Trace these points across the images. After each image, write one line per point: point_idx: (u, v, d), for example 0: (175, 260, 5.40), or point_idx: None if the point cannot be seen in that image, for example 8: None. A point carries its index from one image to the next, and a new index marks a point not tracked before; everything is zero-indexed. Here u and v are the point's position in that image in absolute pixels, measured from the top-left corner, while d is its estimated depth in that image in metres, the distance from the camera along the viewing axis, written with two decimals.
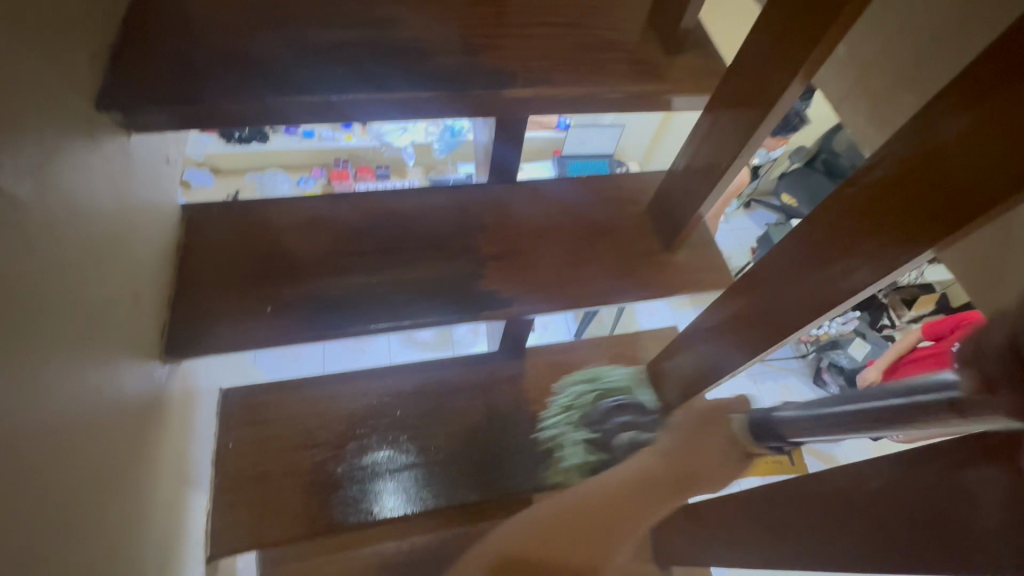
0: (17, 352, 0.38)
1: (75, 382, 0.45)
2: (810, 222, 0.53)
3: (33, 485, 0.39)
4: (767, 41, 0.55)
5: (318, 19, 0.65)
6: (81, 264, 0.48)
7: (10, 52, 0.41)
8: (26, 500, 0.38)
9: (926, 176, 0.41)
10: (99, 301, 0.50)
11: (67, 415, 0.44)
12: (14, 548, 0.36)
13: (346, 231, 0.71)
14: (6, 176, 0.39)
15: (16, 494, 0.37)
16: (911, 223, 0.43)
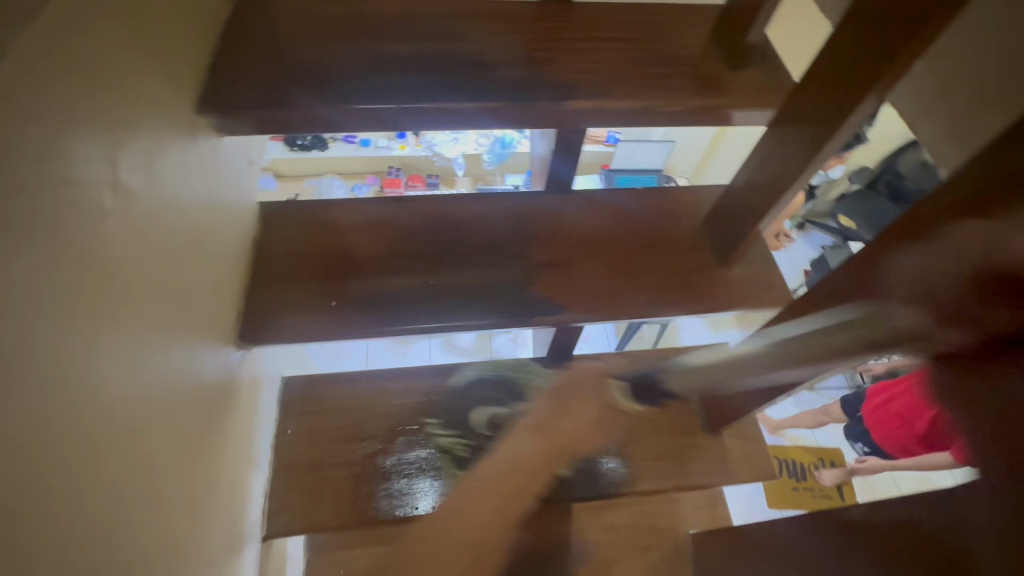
0: (115, 327, 0.42)
1: (162, 359, 0.50)
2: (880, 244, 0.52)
3: (119, 449, 0.42)
4: (842, 56, 0.54)
5: (392, 33, 0.69)
6: (175, 251, 0.52)
7: (130, 61, 0.47)
8: (111, 462, 0.41)
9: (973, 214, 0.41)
10: (188, 286, 0.55)
11: (153, 388, 0.48)
12: (95, 506, 0.39)
13: (407, 233, 0.74)
14: (119, 168, 0.44)
15: (107, 452, 0.41)
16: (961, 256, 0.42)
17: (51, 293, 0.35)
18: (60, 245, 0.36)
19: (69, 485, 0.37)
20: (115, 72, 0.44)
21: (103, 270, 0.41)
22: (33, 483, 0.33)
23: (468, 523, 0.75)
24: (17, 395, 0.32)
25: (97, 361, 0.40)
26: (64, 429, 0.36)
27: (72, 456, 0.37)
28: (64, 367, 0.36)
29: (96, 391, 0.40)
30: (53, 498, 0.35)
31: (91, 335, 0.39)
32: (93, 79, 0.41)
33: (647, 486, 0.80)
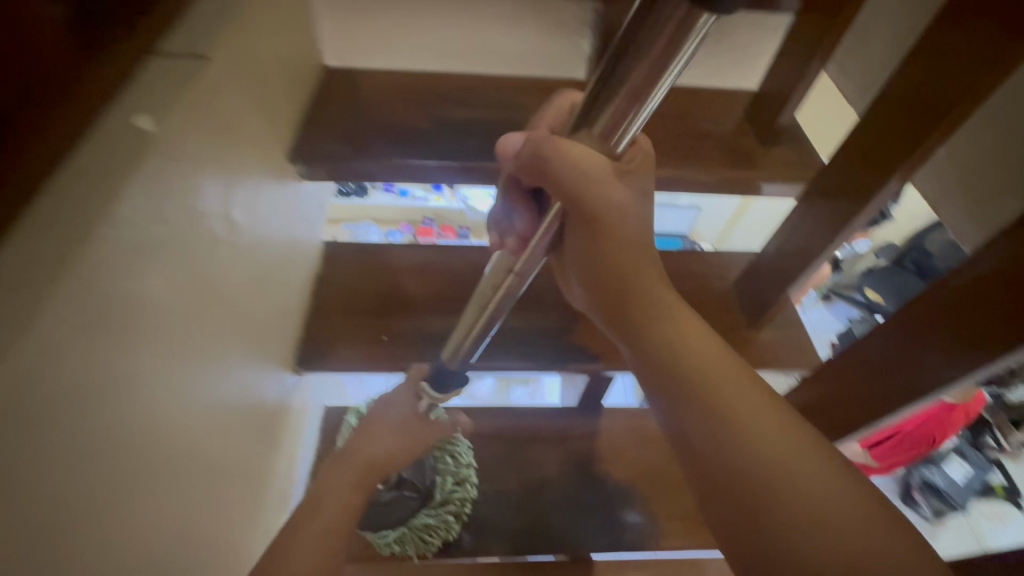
0: (207, 342, 0.48)
1: (237, 376, 0.55)
2: (902, 321, 0.54)
3: (190, 458, 0.47)
4: (865, 144, 0.60)
5: (457, 101, 0.77)
6: (260, 280, 0.59)
7: (249, 118, 0.55)
8: (182, 469, 0.46)
9: (987, 300, 0.46)
10: (265, 311, 0.61)
11: (226, 402, 0.53)
12: (163, 508, 0.43)
13: (454, 276, 0.80)
14: (231, 206, 0.51)
15: (184, 451, 0.46)
16: (992, 331, 0.46)
17: (167, 309, 0.42)
18: (182, 266, 0.43)
19: (149, 475, 0.41)
20: (239, 127, 0.52)
21: (207, 292, 0.48)
22: (114, 478, 0.37)
23: (323, 525, 0.52)
24: (123, 389, 0.38)
25: (189, 368, 0.45)
26: (153, 423, 0.41)
27: (154, 457, 0.42)
28: (164, 370, 0.42)
29: (182, 401, 0.45)
30: (134, 485, 0.40)
31: (187, 349, 0.45)
32: (226, 135, 0.50)
33: (673, 542, 0.79)
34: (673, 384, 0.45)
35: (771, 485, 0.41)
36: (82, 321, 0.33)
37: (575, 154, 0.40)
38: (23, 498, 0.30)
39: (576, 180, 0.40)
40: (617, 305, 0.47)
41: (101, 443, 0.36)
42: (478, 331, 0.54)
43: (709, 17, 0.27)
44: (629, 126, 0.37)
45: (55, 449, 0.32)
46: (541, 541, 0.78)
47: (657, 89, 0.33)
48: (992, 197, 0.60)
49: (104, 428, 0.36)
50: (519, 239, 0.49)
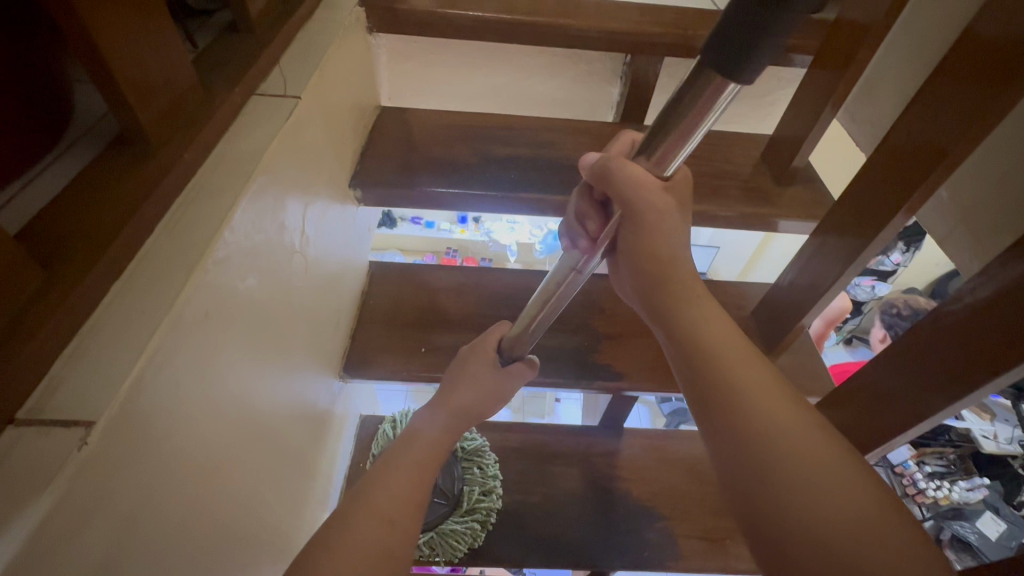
0: (275, 340, 0.54)
1: (294, 375, 0.60)
2: (909, 347, 0.58)
3: (255, 445, 0.51)
4: (871, 184, 0.65)
5: (497, 138, 0.86)
6: (318, 288, 0.65)
7: (324, 148, 0.63)
8: (249, 455, 0.50)
9: (984, 325, 0.50)
10: (320, 316, 0.67)
11: (284, 398, 0.58)
12: (233, 490, 0.48)
13: (488, 296, 0.86)
14: (304, 221, 0.58)
15: (255, 432, 0.51)
16: (987, 352, 0.50)
17: (253, 307, 0.48)
18: (269, 266, 0.50)
19: (232, 448, 0.46)
20: (316, 155, 0.61)
21: (281, 294, 0.54)
22: (208, 453, 0.42)
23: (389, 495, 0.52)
24: (222, 367, 0.43)
25: (265, 354, 0.51)
26: (233, 402, 0.46)
27: (233, 439, 0.46)
28: (248, 355, 0.48)
29: (253, 391, 0.50)
30: (219, 464, 0.44)
31: (262, 343, 0.50)
32: (307, 161, 0.58)
33: (692, 563, 0.81)
34: (698, 365, 0.47)
35: (784, 468, 0.42)
36: (206, 304, 0.40)
37: (633, 172, 0.45)
38: (157, 450, 0.36)
39: (634, 193, 0.45)
40: (649, 292, 0.51)
41: (207, 412, 0.41)
42: (535, 323, 0.61)
43: (735, 85, 0.32)
44: (678, 156, 0.42)
45: (179, 412, 0.38)
46: (563, 554, 0.80)
47: (698, 133, 0.39)
48: (990, 235, 0.65)
49: (209, 400, 0.42)
50: (591, 242, 0.54)
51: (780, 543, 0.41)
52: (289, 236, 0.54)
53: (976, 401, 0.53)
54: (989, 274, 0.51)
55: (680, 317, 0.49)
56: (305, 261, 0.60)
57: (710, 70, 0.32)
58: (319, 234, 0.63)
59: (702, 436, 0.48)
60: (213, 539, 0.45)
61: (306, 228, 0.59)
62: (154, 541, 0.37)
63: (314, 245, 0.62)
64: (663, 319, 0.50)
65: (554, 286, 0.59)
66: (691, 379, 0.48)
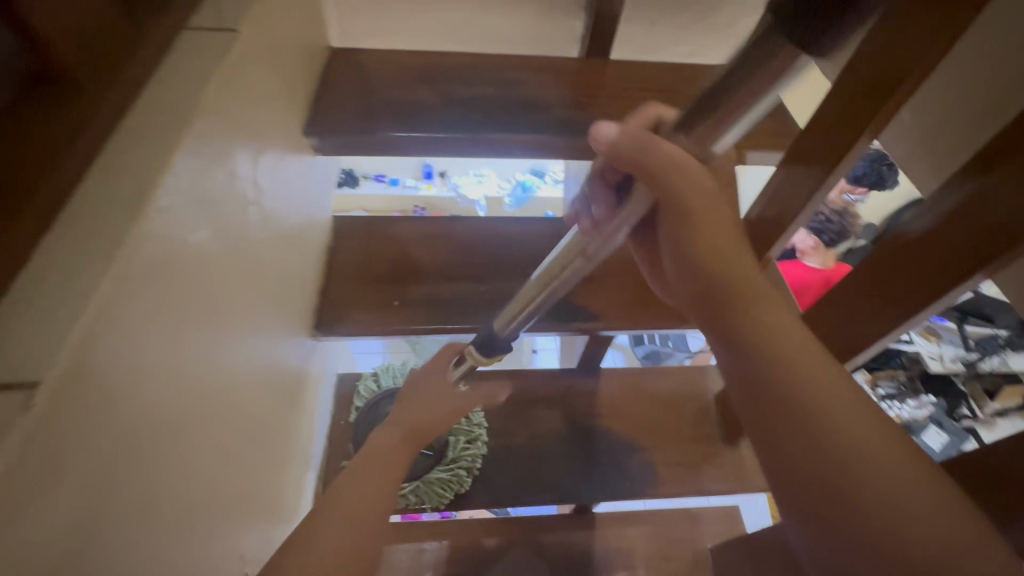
0: (229, 324, 0.50)
1: (253, 356, 0.56)
2: (870, 269, 0.60)
3: (215, 434, 0.48)
4: (834, 110, 0.65)
5: (460, 78, 0.81)
6: (274, 259, 0.60)
7: (272, 90, 0.58)
8: (207, 446, 0.46)
9: (938, 240, 0.52)
10: (281, 288, 0.63)
11: (244, 382, 0.54)
12: (197, 473, 0.45)
13: (459, 246, 0.84)
14: (256, 171, 0.54)
15: (222, 413, 0.49)
16: (942, 264, 0.52)
17: (201, 276, 0.44)
18: (219, 224, 0.46)
19: (198, 423, 0.44)
20: (264, 96, 0.56)
21: (232, 267, 0.49)
22: (167, 424, 0.40)
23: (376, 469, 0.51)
24: (178, 338, 0.40)
25: (224, 326, 0.48)
26: (189, 378, 0.42)
27: (187, 431, 0.43)
28: (206, 326, 0.45)
29: (206, 385, 0.45)
30: (178, 445, 0.41)
31: (211, 332, 0.46)
32: (255, 104, 0.54)
33: (669, 489, 0.86)
34: (752, 353, 0.40)
35: (862, 455, 0.35)
36: (153, 260, 0.37)
37: (670, 152, 0.43)
38: (118, 413, 0.34)
39: (674, 173, 0.43)
40: (705, 282, 0.45)
41: (167, 383, 0.39)
42: (532, 306, 0.60)
43: (806, 57, 0.30)
44: (726, 135, 0.39)
45: (136, 379, 0.36)
46: (546, 490, 0.83)
47: (752, 113, 0.36)
48: (951, 154, 0.66)
49: (169, 370, 0.39)
50: (595, 223, 0.52)
51: (853, 539, 0.35)
52: (239, 188, 0.50)
53: (932, 313, 0.56)
54: (950, 185, 0.51)
55: (733, 303, 0.43)
56: (261, 217, 0.56)
57: (790, 42, 0.29)
58: (272, 189, 0.59)
59: (754, 435, 0.40)
60: (180, 526, 0.42)
61: (258, 181, 0.55)
62: (127, 502, 0.36)
63: (270, 198, 0.58)
64: (716, 306, 0.44)
65: (554, 270, 0.57)
66: (748, 372, 0.40)
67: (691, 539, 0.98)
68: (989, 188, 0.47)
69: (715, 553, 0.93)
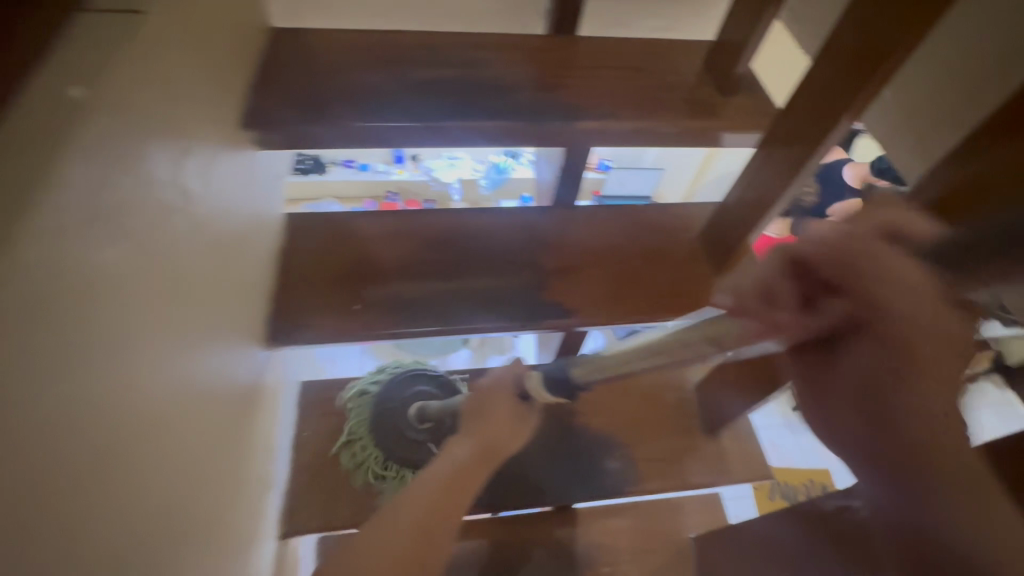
0: (159, 343, 0.45)
1: (193, 372, 0.51)
2: None
3: (150, 467, 0.43)
4: (813, 90, 0.62)
5: (415, 59, 0.75)
6: (211, 266, 0.55)
7: (196, 80, 0.52)
8: (141, 481, 0.42)
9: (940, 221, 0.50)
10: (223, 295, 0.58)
11: (183, 404, 0.49)
12: (130, 511, 0.41)
13: (422, 242, 0.79)
14: (182, 172, 0.48)
15: (154, 449, 0.44)
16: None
17: (114, 291, 0.38)
18: (134, 238, 0.41)
19: (122, 466, 0.39)
20: (187, 90, 0.50)
21: (156, 279, 0.44)
22: (83, 468, 0.35)
23: (424, 512, 0.59)
24: (89, 375, 0.35)
25: (151, 353, 0.43)
26: (110, 414, 0.38)
27: (110, 470, 0.38)
28: (126, 357, 0.40)
29: (133, 416, 0.40)
30: (101, 487, 0.37)
31: (136, 358, 0.41)
32: (174, 97, 0.47)
33: (651, 485, 0.84)
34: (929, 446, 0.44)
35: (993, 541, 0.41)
36: (39, 292, 0.31)
37: (895, 266, 0.39)
38: (13, 475, 0.29)
39: (901, 298, 0.40)
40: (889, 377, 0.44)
41: (75, 429, 0.34)
42: (609, 377, 0.57)
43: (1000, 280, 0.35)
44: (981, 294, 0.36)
45: (39, 428, 0.31)
46: (522, 493, 0.81)
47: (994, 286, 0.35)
48: (935, 133, 0.63)
49: (77, 415, 0.34)
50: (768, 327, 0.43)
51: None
52: (160, 193, 0.44)
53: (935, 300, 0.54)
54: None
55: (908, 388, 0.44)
56: (194, 222, 0.50)
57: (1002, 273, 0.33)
58: (207, 190, 0.53)
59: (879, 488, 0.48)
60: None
61: (186, 184, 0.49)
62: (37, 573, 0.31)
63: (205, 200, 0.52)
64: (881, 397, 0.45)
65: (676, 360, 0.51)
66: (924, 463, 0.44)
67: (673, 529, 0.97)
68: None
69: (698, 543, 0.93)
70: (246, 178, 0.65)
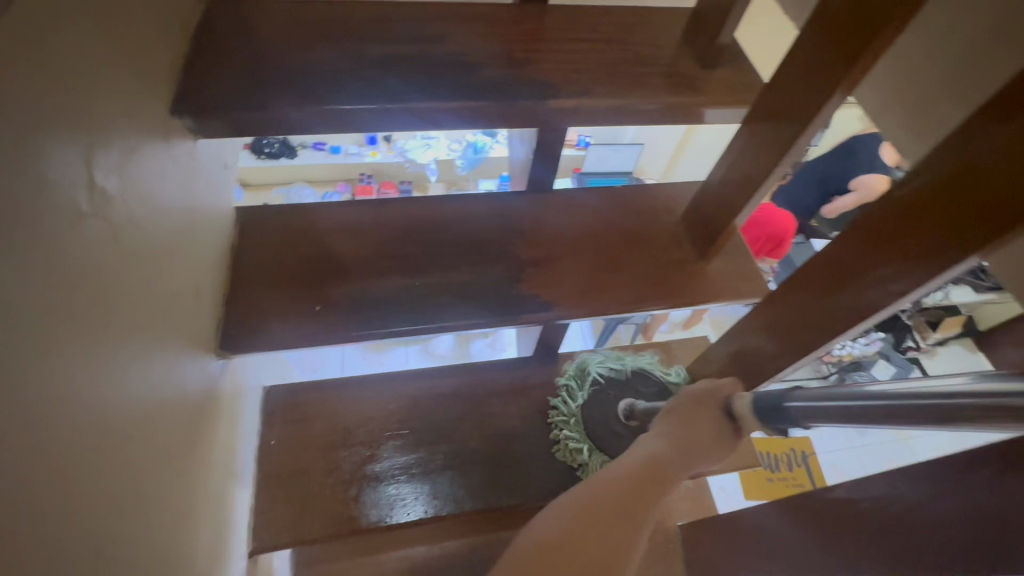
0: (93, 366, 0.40)
1: (136, 393, 0.46)
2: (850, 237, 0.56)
3: (96, 505, 0.39)
4: (803, 62, 0.57)
5: (370, 33, 0.68)
6: (145, 273, 0.49)
7: (106, 61, 0.45)
8: (86, 522, 0.38)
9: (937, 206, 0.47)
10: (164, 303, 0.52)
11: (128, 429, 0.44)
12: (79, 556, 0.37)
13: (389, 235, 0.73)
14: (95, 170, 0.42)
15: (81, 493, 0.37)
16: (949, 231, 0.46)
17: (29, 313, 0.33)
18: (32, 251, 0.34)
19: (51, 520, 0.34)
20: (94, 74, 0.43)
21: (79, 295, 0.39)
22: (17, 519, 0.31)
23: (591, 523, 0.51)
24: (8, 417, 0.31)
25: (71, 385, 0.37)
26: (40, 455, 0.33)
27: (50, 514, 0.34)
28: (43, 393, 0.34)
29: (69, 452, 0.36)
30: (42, 534, 0.33)
31: (64, 388, 0.36)
32: (76, 82, 0.40)
33: None
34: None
35: None
36: None
37: None
38: None
39: None
40: None
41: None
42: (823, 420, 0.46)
43: None
44: None
45: None
46: (505, 491, 0.79)
47: None
48: (929, 105, 0.60)
49: None
50: None
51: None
52: (69, 197, 0.38)
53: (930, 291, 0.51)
54: (948, 143, 0.46)
55: None
56: (118, 227, 0.44)
57: None
58: (131, 188, 0.47)
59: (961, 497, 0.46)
60: None
61: (101, 183, 0.42)
62: None
63: (128, 199, 0.46)
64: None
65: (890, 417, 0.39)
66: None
67: (659, 517, 0.96)
68: (999, 148, 0.42)
69: (685, 531, 0.92)
70: (182, 172, 0.58)
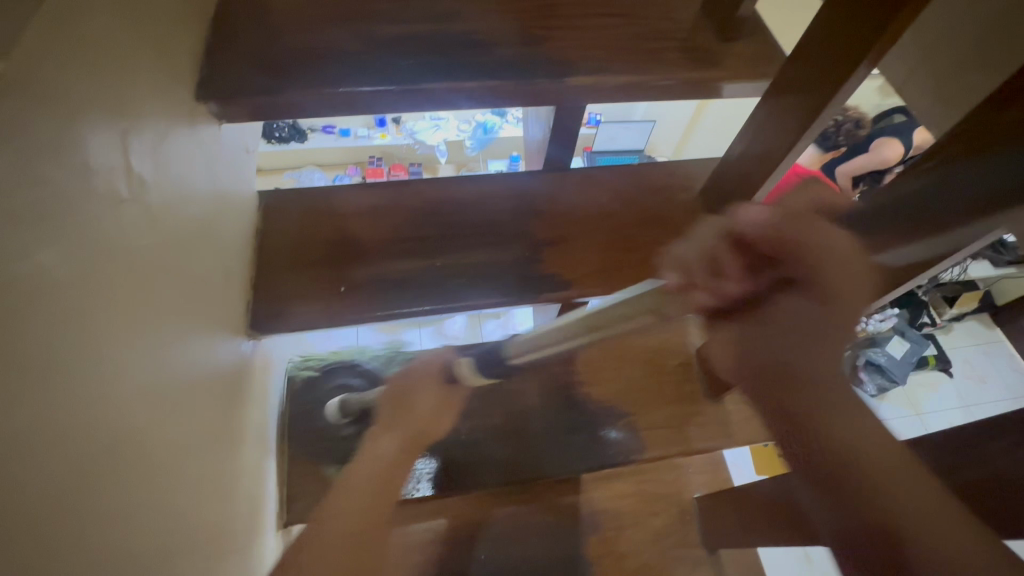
0: (132, 344, 0.41)
1: (175, 370, 0.48)
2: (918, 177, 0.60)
3: (137, 478, 0.41)
4: (829, 34, 0.56)
5: (386, 12, 0.68)
6: (180, 255, 0.50)
7: (133, 49, 0.45)
8: (128, 494, 0.40)
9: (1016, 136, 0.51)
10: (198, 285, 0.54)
11: (167, 405, 0.46)
12: (120, 527, 0.39)
13: (408, 216, 0.74)
14: (130, 155, 0.43)
15: (123, 468, 0.39)
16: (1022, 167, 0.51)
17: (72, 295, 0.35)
18: (74, 235, 0.35)
19: (96, 491, 0.36)
20: (122, 61, 0.43)
21: (118, 277, 0.40)
22: (64, 490, 0.32)
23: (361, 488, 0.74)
24: (53, 395, 0.32)
25: (114, 362, 0.38)
26: (83, 429, 0.35)
27: (93, 484, 0.36)
28: (87, 370, 0.35)
29: (110, 426, 0.38)
30: (84, 502, 0.35)
31: (106, 366, 0.38)
32: (108, 70, 0.41)
33: (654, 453, 0.84)
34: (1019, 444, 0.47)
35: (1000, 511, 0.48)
36: None
37: None
38: None
39: None
40: None
41: (29, 464, 0.29)
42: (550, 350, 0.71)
43: None
44: None
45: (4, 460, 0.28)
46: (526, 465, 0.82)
47: None
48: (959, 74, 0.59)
49: (37, 447, 0.30)
50: None
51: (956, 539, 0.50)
52: (107, 181, 0.40)
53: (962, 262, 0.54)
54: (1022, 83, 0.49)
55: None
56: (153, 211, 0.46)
57: None
58: (163, 173, 0.48)
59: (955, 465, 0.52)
60: None
61: (135, 168, 0.44)
62: None
63: (161, 184, 0.47)
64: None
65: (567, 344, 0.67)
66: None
67: (676, 491, 0.98)
68: None
69: (701, 503, 0.94)
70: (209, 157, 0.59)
